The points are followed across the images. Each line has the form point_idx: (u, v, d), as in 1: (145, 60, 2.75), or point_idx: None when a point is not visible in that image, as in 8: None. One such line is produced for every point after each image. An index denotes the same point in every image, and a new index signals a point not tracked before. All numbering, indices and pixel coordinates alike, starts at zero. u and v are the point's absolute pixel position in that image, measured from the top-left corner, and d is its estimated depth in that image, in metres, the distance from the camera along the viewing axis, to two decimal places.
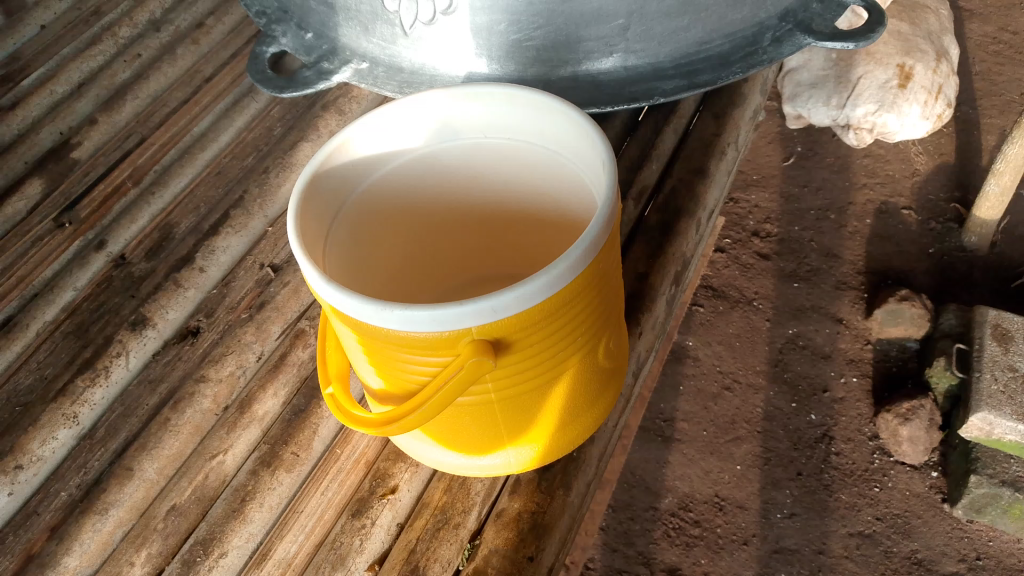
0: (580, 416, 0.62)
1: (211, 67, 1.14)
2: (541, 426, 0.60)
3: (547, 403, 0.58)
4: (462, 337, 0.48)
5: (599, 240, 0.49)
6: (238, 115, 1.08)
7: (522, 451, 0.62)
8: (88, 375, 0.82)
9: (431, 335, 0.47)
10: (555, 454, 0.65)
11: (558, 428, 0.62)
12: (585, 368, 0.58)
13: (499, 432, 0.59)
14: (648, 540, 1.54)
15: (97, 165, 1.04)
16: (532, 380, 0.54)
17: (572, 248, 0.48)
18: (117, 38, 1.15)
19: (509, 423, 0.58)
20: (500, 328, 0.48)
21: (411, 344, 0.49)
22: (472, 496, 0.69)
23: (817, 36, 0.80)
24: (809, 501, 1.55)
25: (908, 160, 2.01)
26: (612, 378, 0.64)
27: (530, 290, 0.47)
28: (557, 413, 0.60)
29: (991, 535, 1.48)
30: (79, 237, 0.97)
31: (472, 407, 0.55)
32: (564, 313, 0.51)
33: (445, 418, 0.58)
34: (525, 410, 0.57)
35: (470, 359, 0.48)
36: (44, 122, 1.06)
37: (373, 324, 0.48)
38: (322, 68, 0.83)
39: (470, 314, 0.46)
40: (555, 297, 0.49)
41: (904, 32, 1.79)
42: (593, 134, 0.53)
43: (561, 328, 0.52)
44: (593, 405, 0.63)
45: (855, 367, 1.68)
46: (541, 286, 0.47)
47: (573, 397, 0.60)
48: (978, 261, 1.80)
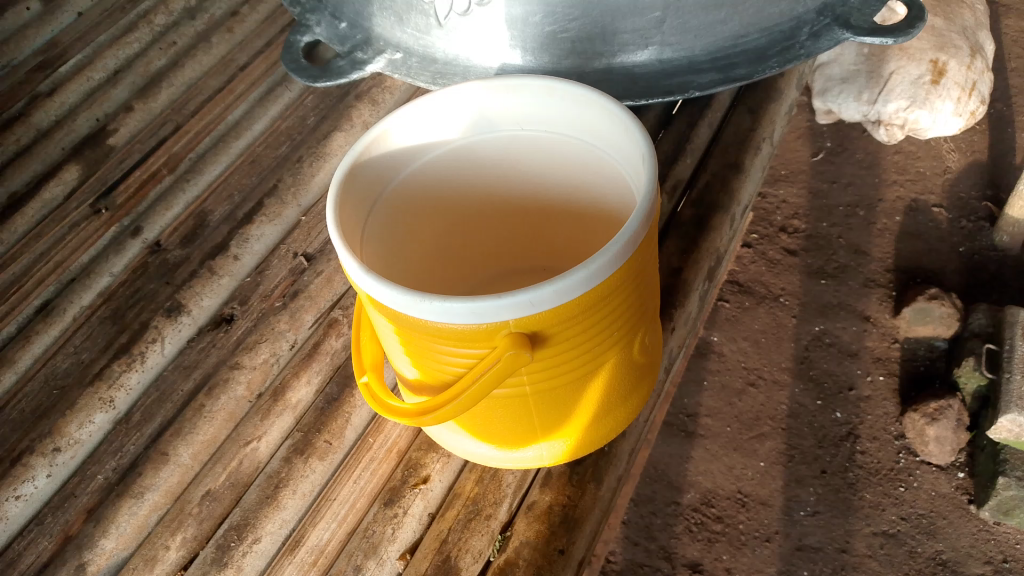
0: (613, 412, 0.63)
1: (245, 56, 1.14)
2: (574, 420, 0.60)
3: (584, 397, 0.58)
4: (500, 329, 0.48)
5: (639, 234, 0.49)
6: (272, 105, 1.08)
7: (554, 445, 0.62)
8: (125, 360, 0.84)
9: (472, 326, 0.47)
10: (586, 449, 0.65)
11: (592, 423, 0.62)
12: (619, 363, 0.58)
13: (533, 425, 0.59)
14: (669, 535, 1.54)
15: (133, 152, 1.05)
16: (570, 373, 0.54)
17: (611, 241, 0.47)
18: (153, 25, 1.16)
19: (543, 415, 0.58)
20: (539, 320, 0.48)
21: (449, 335, 0.49)
22: (504, 487, 0.70)
23: (856, 31, 0.79)
24: (833, 499, 1.54)
25: (940, 156, 1.97)
26: (644, 377, 0.64)
27: (569, 284, 0.46)
28: (591, 406, 0.60)
29: (1019, 538, 1.46)
30: (115, 223, 0.98)
31: (506, 398, 0.55)
32: (601, 308, 0.51)
33: (480, 411, 0.58)
34: (561, 403, 0.57)
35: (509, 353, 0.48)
36: (81, 109, 1.08)
37: (412, 315, 0.48)
38: (357, 58, 0.83)
39: (509, 306, 0.46)
40: (594, 290, 0.48)
41: (940, 27, 1.74)
42: (633, 128, 0.53)
43: (598, 321, 0.52)
44: (626, 399, 0.63)
45: (883, 365, 1.66)
46: (581, 279, 0.47)
47: (609, 391, 0.60)
48: (1010, 259, 1.77)
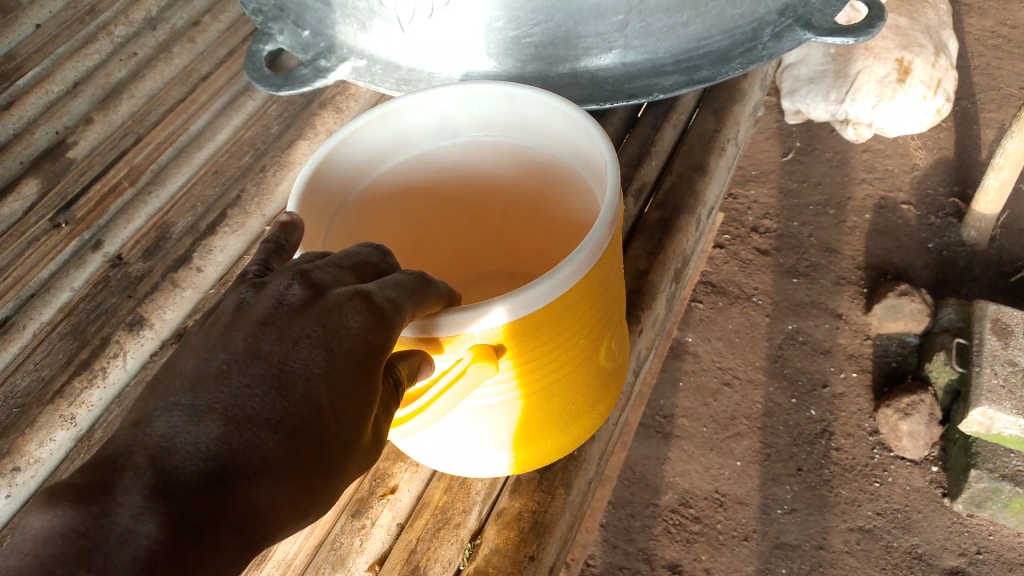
0: (586, 413, 0.62)
1: (207, 65, 1.16)
2: (545, 426, 0.60)
3: (553, 405, 0.58)
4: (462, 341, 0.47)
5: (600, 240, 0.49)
6: (235, 114, 1.10)
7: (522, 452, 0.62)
8: (86, 376, 0.84)
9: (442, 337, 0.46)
10: (553, 456, 0.65)
11: (560, 431, 0.62)
12: (587, 369, 0.58)
13: (502, 433, 0.59)
14: (648, 537, 1.54)
15: (93, 164, 1.06)
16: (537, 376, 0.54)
17: (575, 252, 0.47)
18: (113, 36, 1.14)
19: (512, 423, 0.58)
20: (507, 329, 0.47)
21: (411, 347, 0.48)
22: (472, 495, 0.70)
23: (817, 31, 0.80)
24: (810, 497, 1.55)
25: (907, 154, 1.99)
26: (613, 376, 0.64)
27: (532, 294, 0.46)
28: (560, 413, 0.60)
29: (991, 529, 1.48)
30: (76, 237, 1.01)
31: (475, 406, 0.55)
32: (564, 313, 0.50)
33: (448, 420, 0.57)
34: (530, 410, 0.57)
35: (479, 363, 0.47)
36: (40, 121, 1.07)
37: None
38: (320, 66, 0.83)
39: (471, 318, 0.45)
40: (559, 300, 0.48)
41: (903, 26, 1.77)
42: (595, 137, 0.52)
43: (564, 329, 0.51)
44: (595, 405, 0.63)
45: (855, 362, 1.67)
46: (545, 290, 0.46)
47: (578, 398, 0.60)
48: (977, 255, 1.79)
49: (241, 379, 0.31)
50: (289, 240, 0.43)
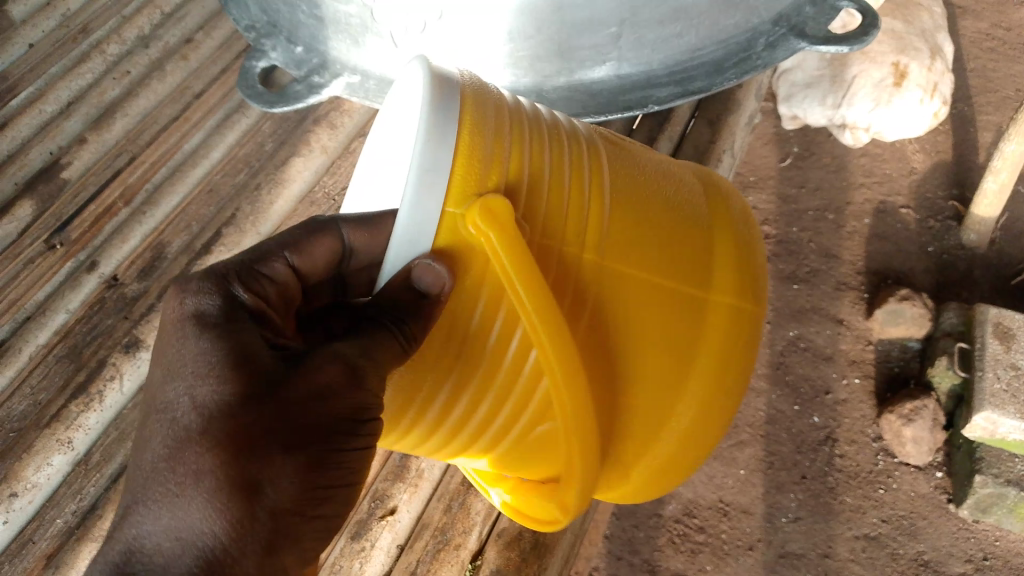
0: (703, 313, 0.61)
1: (201, 83, 1.16)
2: (660, 355, 0.60)
3: (640, 253, 0.57)
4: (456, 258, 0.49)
5: (480, 120, 0.50)
6: (229, 131, 1.14)
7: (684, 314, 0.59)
8: (82, 400, 0.93)
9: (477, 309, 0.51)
10: (713, 284, 0.61)
11: (684, 259, 0.59)
12: (634, 204, 0.57)
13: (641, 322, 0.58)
14: (652, 548, 1.51)
15: (87, 185, 1.08)
16: (605, 304, 0.56)
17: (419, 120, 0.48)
18: (105, 55, 1.15)
19: (636, 301, 0.57)
20: (511, 234, 0.48)
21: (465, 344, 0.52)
22: (471, 518, 0.89)
23: (811, 41, 0.80)
24: (814, 504, 1.54)
25: (905, 158, 1.93)
26: (706, 258, 0.62)
27: (423, 167, 0.47)
28: (660, 247, 0.58)
29: (998, 534, 1.50)
30: (71, 257, 1.03)
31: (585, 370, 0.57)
32: (556, 209, 0.52)
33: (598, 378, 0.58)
34: (627, 278, 0.56)
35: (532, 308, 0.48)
36: (33, 142, 1.08)
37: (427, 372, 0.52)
38: (313, 82, 0.85)
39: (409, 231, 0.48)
40: (464, 155, 0.48)
41: (898, 31, 1.77)
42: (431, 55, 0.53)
43: (537, 175, 0.51)
44: (685, 216, 0.61)
45: (858, 367, 1.66)
46: (425, 162, 0.47)
47: (660, 225, 0.58)
48: (977, 258, 1.80)
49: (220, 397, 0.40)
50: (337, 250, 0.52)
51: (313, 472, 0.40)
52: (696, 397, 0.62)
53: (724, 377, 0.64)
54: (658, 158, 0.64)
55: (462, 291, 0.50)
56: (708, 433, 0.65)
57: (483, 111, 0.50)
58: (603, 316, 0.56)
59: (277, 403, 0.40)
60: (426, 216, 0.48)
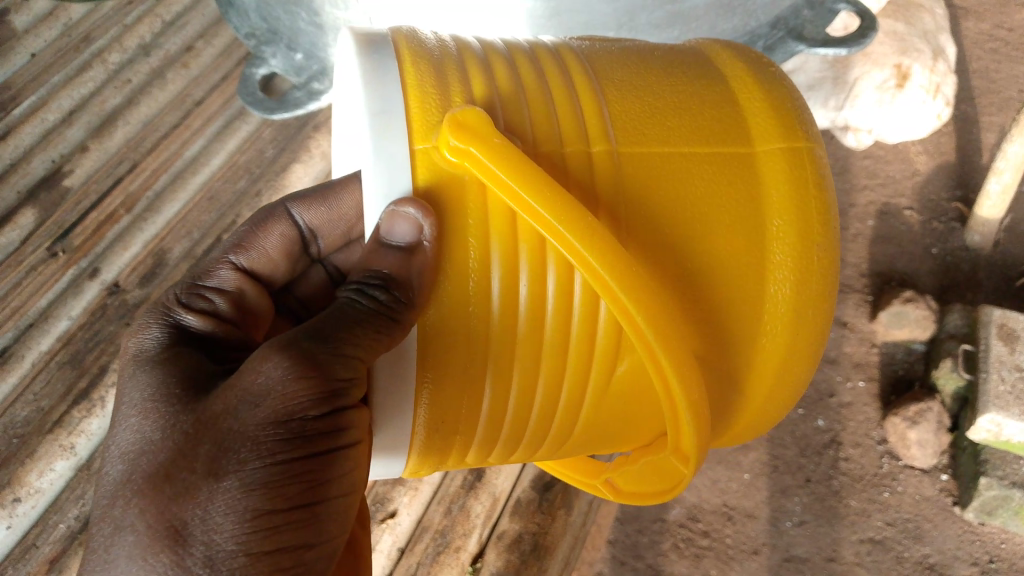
0: (754, 166, 0.66)
1: (200, 91, 1.32)
2: (731, 227, 0.64)
3: (655, 148, 0.64)
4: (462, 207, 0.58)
5: (421, 73, 0.61)
6: (231, 137, 1.31)
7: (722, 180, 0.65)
8: (83, 407, 1.05)
9: (497, 286, 0.59)
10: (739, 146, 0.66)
11: (701, 139, 0.65)
12: (630, 117, 0.65)
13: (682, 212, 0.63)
14: (656, 552, 1.48)
15: (89, 192, 1.21)
16: (644, 202, 0.62)
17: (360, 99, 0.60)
18: (106, 63, 1.28)
19: (667, 191, 0.63)
20: (485, 142, 0.56)
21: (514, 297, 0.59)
22: (472, 521, 1.12)
23: (805, 42, 1.10)
24: (819, 508, 1.53)
25: (907, 160, 1.93)
26: (735, 120, 0.68)
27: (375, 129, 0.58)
28: (674, 135, 0.65)
29: (1004, 537, 1.49)
30: (73, 264, 1.16)
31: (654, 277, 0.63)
32: (540, 124, 0.61)
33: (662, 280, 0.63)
34: (645, 171, 0.63)
35: (555, 215, 0.55)
36: (36, 150, 1.20)
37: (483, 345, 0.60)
38: (312, 89, 1.08)
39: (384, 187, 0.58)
40: (415, 110, 0.59)
41: (900, 32, 1.77)
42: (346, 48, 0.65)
43: (508, 107, 0.61)
44: (686, 100, 0.67)
45: (862, 370, 1.66)
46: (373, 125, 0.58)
47: (661, 120, 0.65)
48: (981, 260, 1.79)
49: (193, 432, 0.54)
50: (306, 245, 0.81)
51: (260, 487, 0.52)
52: (785, 240, 0.66)
53: (811, 234, 0.67)
54: (656, 55, 0.72)
55: (473, 240, 0.58)
56: (817, 282, 0.68)
57: (424, 63, 0.62)
58: (649, 217, 0.63)
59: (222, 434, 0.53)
60: (394, 159, 0.58)
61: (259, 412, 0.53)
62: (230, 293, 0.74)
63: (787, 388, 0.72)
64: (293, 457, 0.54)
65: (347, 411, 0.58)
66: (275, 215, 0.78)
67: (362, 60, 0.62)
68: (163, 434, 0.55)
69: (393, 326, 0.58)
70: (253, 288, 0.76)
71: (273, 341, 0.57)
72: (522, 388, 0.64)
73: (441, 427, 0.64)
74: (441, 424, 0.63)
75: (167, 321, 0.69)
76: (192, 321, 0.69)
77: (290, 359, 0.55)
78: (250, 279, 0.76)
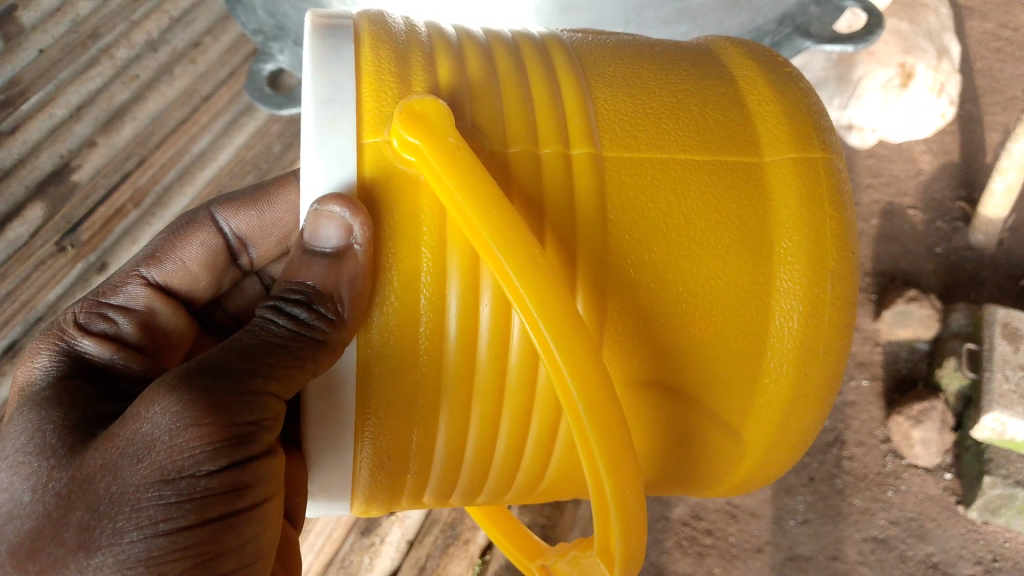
0: (760, 178, 0.67)
1: (208, 86, 1.38)
2: (730, 240, 0.64)
3: (652, 163, 0.64)
4: (417, 216, 0.58)
5: (381, 58, 0.62)
6: (237, 134, 1.37)
7: (727, 197, 0.65)
8: None
9: (454, 311, 0.59)
10: (747, 163, 0.67)
11: (705, 155, 0.66)
12: (628, 127, 0.65)
13: (676, 231, 0.63)
14: (660, 550, 1.46)
15: (97, 187, 1.26)
16: (639, 210, 0.63)
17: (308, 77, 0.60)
18: (114, 59, 1.33)
19: (660, 208, 0.63)
20: (439, 148, 0.55)
21: (472, 315, 0.59)
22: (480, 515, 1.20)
23: (814, 40, 1.14)
24: (822, 507, 1.52)
25: (912, 159, 1.91)
26: (742, 130, 0.68)
27: (325, 111, 0.58)
28: (676, 149, 0.65)
29: (1007, 536, 1.49)
30: (81, 259, 1.22)
31: (643, 294, 0.63)
32: (510, 122, 0.62)
33: (652, 298, 0.63)
34: (639, 183, 0.63)
35: (497, 237, 0.54)
36: (44, 145, 1.25)
37: (439, 366, 0.60)
38: None
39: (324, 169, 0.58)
40: (366, 100, 0.60)
41: (904, 31, 1.77)
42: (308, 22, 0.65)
43: (485, 112, 0.62)
44: (690, 112, 0.68)
45: (866, 369, 1.65)
46: (318, 106, 0.58)
47: (662, 132, 0.66)
48: (985, 259, 1.79)
49: (68, 483, 0.55)
50: (237, 254, 0.86)
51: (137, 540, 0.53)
52: (792, 263, 0.66)
53: (819, 253, 0.66)
54: (660, 53, 0.74)
55: (426, 248, 0.58)
56: (827, 313, 0.67)
57: (384, 49, 0.63)
58: (640, 230, 0.63)
59: (95, 487, 0.54)
60: (341, 149, 0.58)
61: (142, 469, 0.54)
62: (138, 311, 0.78)
63: (789, 429, 0.71)
64: (178, 525, 0.54)
65: (245, 462, 0.58)
66: (197, 221, 0.84)
67: (315, 43, 0.62)
68: (37, 496, 0.56)
69: (313, 348, 0.59)
70: (164, 306, 0.80)
71: (167, 376, 0.57)
72: (491, 410, 0.63)
73: (386, 466, 0.64)
74: (389, 456, 0.63)
75: (63, 347, 0.72)
76: (88, 347, 0.72)
77: (177, 406, 0.55)
78: (162, 294, 0.80)
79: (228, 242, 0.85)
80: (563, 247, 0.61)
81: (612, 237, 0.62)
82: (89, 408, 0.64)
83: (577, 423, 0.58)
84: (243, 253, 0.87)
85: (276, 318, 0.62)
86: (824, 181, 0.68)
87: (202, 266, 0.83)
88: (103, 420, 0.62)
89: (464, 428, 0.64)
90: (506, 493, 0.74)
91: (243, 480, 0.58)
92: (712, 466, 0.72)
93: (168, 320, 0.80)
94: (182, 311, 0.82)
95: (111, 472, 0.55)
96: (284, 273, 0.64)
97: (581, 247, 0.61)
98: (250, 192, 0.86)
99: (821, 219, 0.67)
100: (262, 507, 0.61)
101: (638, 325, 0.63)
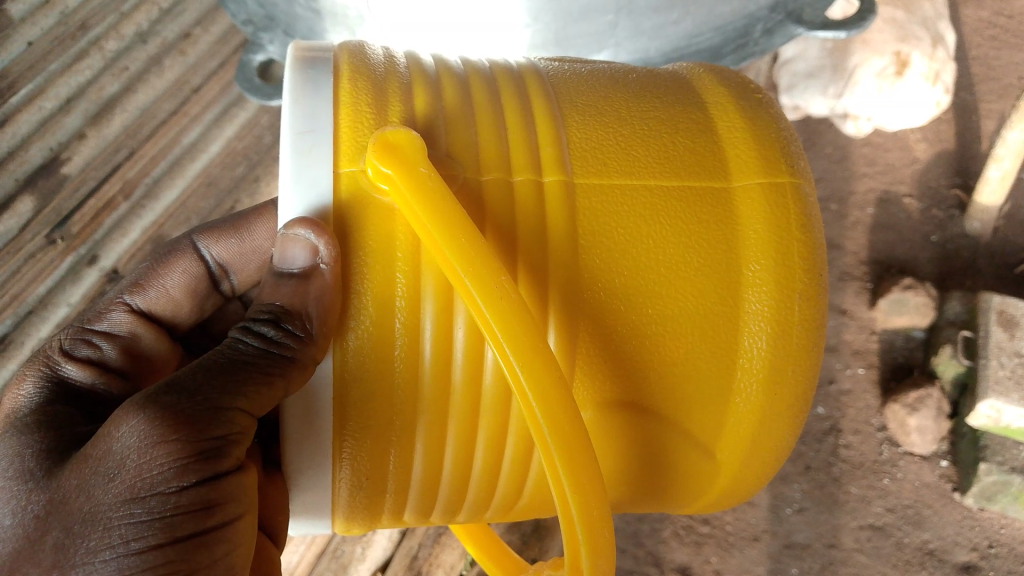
0: (729, 202, 0.66)
1: (197, 78, 1.40)
2: (699, 263, 0.64)
3: (619, 188, 0.64)
4: (391, 240, 0.59)
5: (359, 89, 0.62)
6: (227, 125, 1.42)
7: (694, 221, 0.65)
8: None
9: (430, 332, 0.59)
10: (716, 187, 0.66)
11: (673, 179, 0.66)
12: (596, 152, 0.65)
13: (643, 256, 0.63)
14: (657, 540, 1.47)
15: (87, 179, 1.27)
16: (606, 235, 0.63)
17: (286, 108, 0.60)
18: (104, 51, 1.31)
19: (627, 233, 0.63)
20: (411, 175, 0.55)
21: (445, 340, 0.60)
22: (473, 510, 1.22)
23: (808, 27, 1.16)
24: (819, 495, 1.53)
25: (907, 147, 1.91)
26: (713, 154, 0.68)
27: (301, 143, 0.59)
28: (643, 174, 0.65)
29: (1002, 522, 1.50)
30: (72, 252, 1.25)
31: (613, 319, 0.63)
32: (483, 149, 0.62)
33: (621, 323, 0.63)
34: (607, 207, 0.63)
35: (464, 264, 0.54)
36: (34, 139, 1.23)
37: (411, 393, 0.60)
38: None
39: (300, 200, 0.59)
40: (343, 130, 0.60)
41: (899, 19, 1.76)
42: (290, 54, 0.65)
43: (457, 139, 0.62)
44: (659, 138, 0.67)
45: (862, 358, 1.65)
46: (294, 138, 0.59)
47: (631, 158, 0.65)
48: (980, 247, 1.79)
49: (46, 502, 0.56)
50: (221, 281, 0.84)
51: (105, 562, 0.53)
52: (761, 286, 0.65)
53: (789, 276, 0.66)
54: (634, 79, 0.74)
55: (401, 270, 0.58)
56: (796, 336, 0.67)
57: (361, 80, 0.63)
58: (608, 255, 0.63)
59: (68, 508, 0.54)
60: (317, 176, 0.59)
61: (112, 488, 0.54)
62: (121, 337, 0.77)
63: (761, 453, 0.70)
64: (149, 544, 0.54)
65: (214, 479, 0.57)
66: (178, 249, 0.81)
67: (295, 73, 0.62)
68: (14, 519, 0.56)
69: (283, 366, 0.58)
70: (148, 331, 0.78)
71: (138, 394, 0.57)
72: (469, 432, 0.63)
73: (365, 486, 0.63)
74: (369, 479, 0.63)
75: (47, 372, 0.71)
76: (72, 372, 0.71)
77: (144, 424, 0.55)
78: (146, 320, 0.79)
79: (212, 271, 0.82)
80: (536, 272, 0.61)
81: (583, 261, 0.62)
82: (68, 429, 0.64)
83: (548, 453, 0.58)
84: (227, 281, 0.84)
85: (246, 338, 0.62)
86: (794, 203, 0.68)
87: (186, 295, 0.81)
88: (81, 442, 0.62)
89: (442, 449, 0.64)
90: (486, 512, 0.74)
91: (213, 498, 0.57)
92: (686, 484, 0.72)
93: (150, 348, 0.78)
94: (166, 337, 0.80)
95: (82, 492, 0.55)
96: (259, 297, 0.64)
97: (552, 271, 0.61)
98: (231, 220, 0.83)
99: (791, 240, 0.66)
100: (236, 526, 0.59)
101: (610, 347, 0.63)
